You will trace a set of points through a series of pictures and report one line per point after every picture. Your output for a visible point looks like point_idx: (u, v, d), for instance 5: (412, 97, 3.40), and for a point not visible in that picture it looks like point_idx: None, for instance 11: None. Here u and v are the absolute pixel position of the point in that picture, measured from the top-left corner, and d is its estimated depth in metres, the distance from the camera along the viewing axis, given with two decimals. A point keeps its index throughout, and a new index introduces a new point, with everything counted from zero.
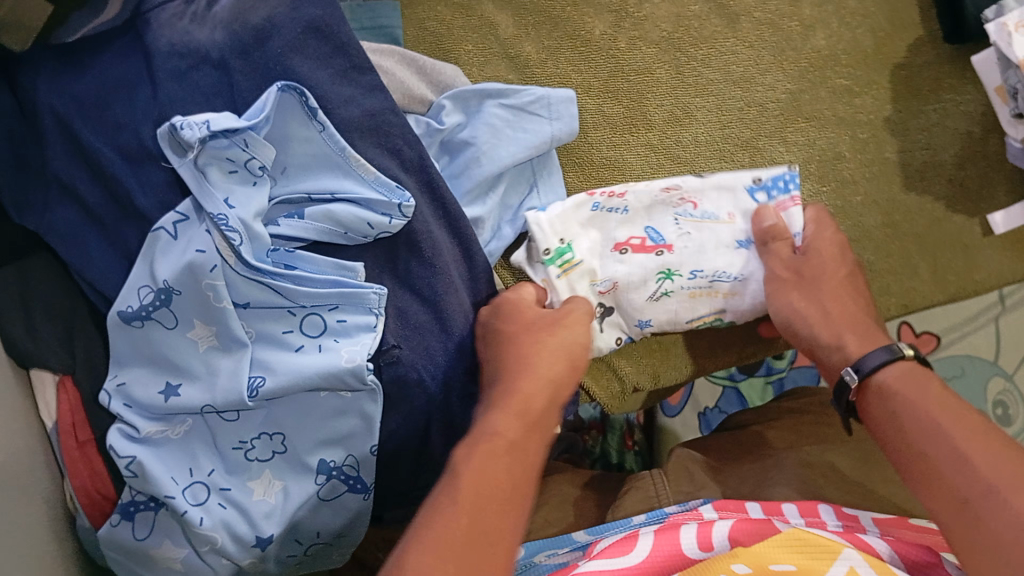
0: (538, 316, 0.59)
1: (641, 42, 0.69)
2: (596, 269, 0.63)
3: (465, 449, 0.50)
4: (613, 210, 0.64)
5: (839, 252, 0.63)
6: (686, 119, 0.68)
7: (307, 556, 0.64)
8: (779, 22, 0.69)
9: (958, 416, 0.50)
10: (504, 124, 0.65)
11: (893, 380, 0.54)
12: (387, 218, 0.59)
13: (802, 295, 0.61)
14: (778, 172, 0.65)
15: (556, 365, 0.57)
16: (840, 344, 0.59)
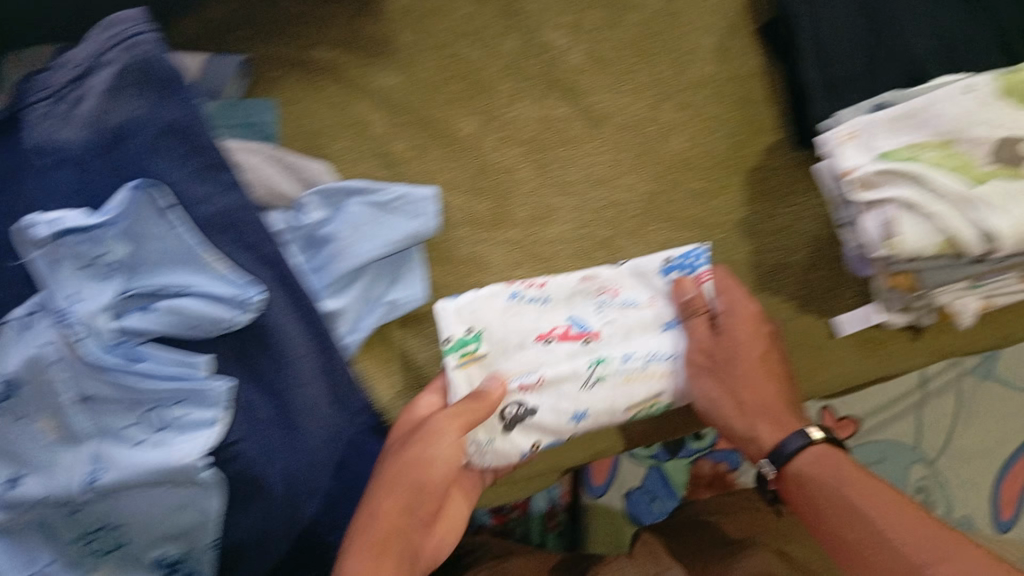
0: (405, 432, 0.62)
1: (507, 143, 0.72)
2: (520, 362, 0.65)
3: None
4: (531, 298, 0.67)
5: (754, 328, 0.64)
6: (548, 217, 0.71)
7: None
8: (639, 126, 0.72)
9: (871, 491, 0.56)
10: (365, 220, 0.67)
11: (810, 468, 0.59)
12: (233, 314, 0.61)
13: (716, 385, 0.64)
14: (688, 249, 0.68)
15: (405, 490, 0.58)
16: (755, 434, 0.62)
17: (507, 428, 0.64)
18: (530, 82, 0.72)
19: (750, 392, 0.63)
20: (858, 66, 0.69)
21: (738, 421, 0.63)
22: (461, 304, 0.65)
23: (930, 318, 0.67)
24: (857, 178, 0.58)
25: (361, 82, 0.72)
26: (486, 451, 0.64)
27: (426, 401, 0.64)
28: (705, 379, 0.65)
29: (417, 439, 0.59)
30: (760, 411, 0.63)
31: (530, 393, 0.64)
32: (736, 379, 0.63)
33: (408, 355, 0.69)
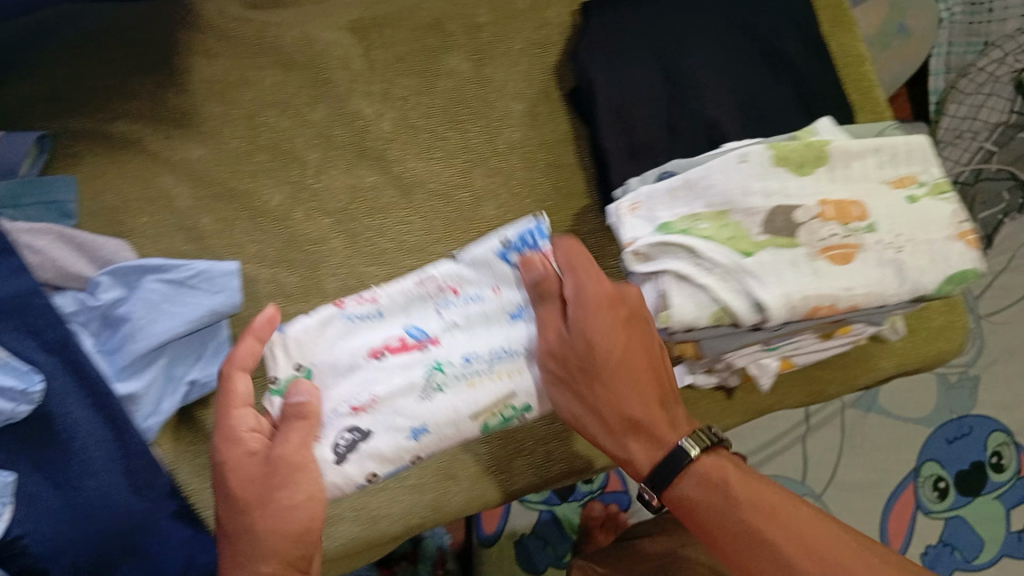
0: (239, 483, 0.53)
1: (317, 214, 0.71)
2: (352, 384, 0.61)
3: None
4: (362, 316, 0.63)
5: (612, 319, 0.54)
6: (359, 288, 0.71)
7: None
8: (450, 193, 0.72)
9: (768, 515, 0.50)
10: (161, 299, 0.66)
11: (693, 492, 0.53)
12: (13, 405, 0.59)
13: (572, 393, 0.56)
14: (524, 228, 0.61)
15: (282, 543, 0.53)
16: (625, 449, 0.55)
17: (339, 459, 0.60)
18: (339, 151, 0.72)
19: (613, 398, 0.54)
20: (660, 132, 0.70)
21: (614, 440, 0.56)
22: (289, 341, 0.60)
23: (736, 378, 0.68)
24: (636, 250, 0.58)
25: (165, 156, 0.71)
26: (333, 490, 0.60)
27: (242, 419, 0.55)
28: (567, 391, 0.58)
29: (269, 497, 0.53)
30: (634, 431, 0.55)
31: (362, 415, 0.61)
32: (603, 387, 0.55)
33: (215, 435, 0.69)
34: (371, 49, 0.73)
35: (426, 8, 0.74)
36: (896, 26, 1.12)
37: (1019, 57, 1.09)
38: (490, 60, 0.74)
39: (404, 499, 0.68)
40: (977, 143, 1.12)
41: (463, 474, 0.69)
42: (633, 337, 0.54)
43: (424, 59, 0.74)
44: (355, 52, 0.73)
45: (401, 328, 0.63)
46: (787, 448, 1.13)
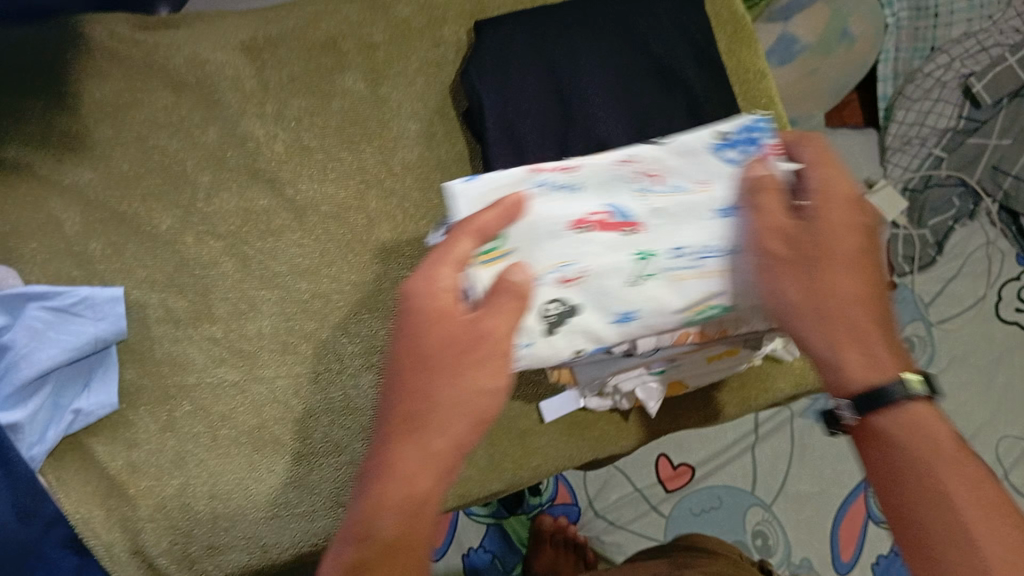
0: (410, 340, 0.46)
1: (208, 238, 0.70)
2: (555, 253, 0.54)
3: (363, 535, 0.45)
4: (557, 187, 0.55)
5: (846, 219, 0.50)
6: (251, 312, 0.70)
7: None
8: (344, 215, 0.72)
9: (974, 488, 0.45)
10: (44, 326, 0.64)
11: (900, 437, 0.48)
12: None
13: (793, 281, 0.51)
14: (745, 123, 0.58)
15: (453, 426, 0.47)
16: (840, 355, 0.49)
17: (548, 331, 0.55)
18: (232, 173, 0.71)
19: (835, 294, 0.49)
20: (550, 151, 0.69)
21: (826, 335, 0.50)
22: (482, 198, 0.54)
23: (628, 403, 0.69)
24: None
25: (55, 180, 0.70)
26: (523, 357, 0.55)
27: (444, 275, 0.47)
28: (784, 273, 0.51)
29: (472, 364, 0.47)
30: (853, 335, 0.49)
31: (571, 288, 0.55)
32: (825, 278, 0.49)
33: (102, 465, 0.67)
34: (264, 70, 0.72)
35: (321, 27, 0.73)
36: (840, 32, 1.16)
37: (965, 62, 1.19)
38: (386, 80, 0.74)
39: (295, 526, 0.68)
40: (926, 149, 1.21)
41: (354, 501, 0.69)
42: (869, 234, 0.51)
43: (319, 79, 0.73)
44: (247, 72, 0.72)
45: (607, 204, 0.56)
46: (737, 458, 1.23)
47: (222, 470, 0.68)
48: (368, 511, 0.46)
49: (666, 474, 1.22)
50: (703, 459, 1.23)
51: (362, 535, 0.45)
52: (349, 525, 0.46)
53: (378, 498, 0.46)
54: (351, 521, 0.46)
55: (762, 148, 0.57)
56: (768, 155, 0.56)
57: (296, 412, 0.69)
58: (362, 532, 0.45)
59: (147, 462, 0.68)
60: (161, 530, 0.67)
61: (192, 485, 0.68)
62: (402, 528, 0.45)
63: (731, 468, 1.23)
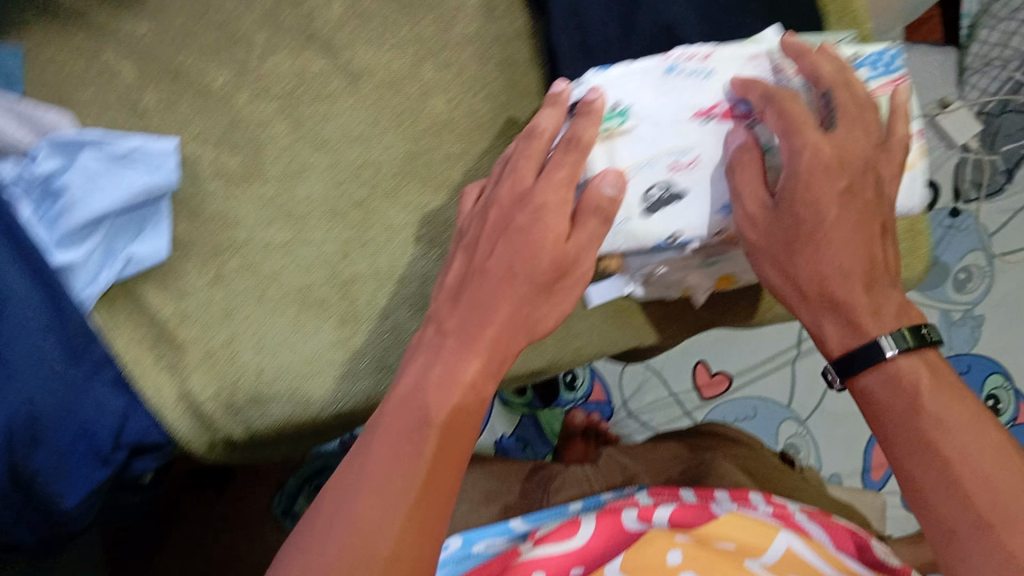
0: (524, 233, 0.56)
1: (261, 97, 0.71)
2: (664, 139, 0.59)
3: (439, 394, 0.52)
4: (690, 71, 0.60)
5: (828, 183, 0.56)
6: (302, 174, 0.71)
7: None
8: (399, 84, 0.72)
9: (945, 388, 0.52)
10: (97, 173, 0.66)
11: (874, 384, 0.54)
12: None
13: (774, 270, 0.59)
14: (882, 49, 0.63)
15: (550, 310, 0.58)
16: (822, 330, 0.58)
17: (646, 211, 0.59)
18: (287, 34, 0.71)
19: (816, 276, 0.57)
20: (613, 29, 0.66)
21: (809, 306, 0.58)
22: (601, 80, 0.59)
23: (677, 293, 0.68)
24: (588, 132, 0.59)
25: (111, 29, 0.70)
26: (620, 241, 0.59)
27: (563, 171, 0.57)
28: (764, 262, 0.59)
29: (579, 258, 0.57)
30: (838, 306, 0.57)
31: (678, 175, 0.59)
32: (801, 267, 0.57)
33: (153, 310, 0.68)
34: None
35: None
36: None
37: None
38: None
39: (338, 383, 0.68)
40: (1007, 72, 1.14)
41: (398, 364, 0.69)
42: (851, 189, 0.57)
43: None
44: None
45: (730, 92, 0.60)
46: (777, 370, 1.31)
47: (264, 325, 0.69)
48: (443, 369, 0.53)
49: (703, 380, 1.33)
50: (740, 369, 1.33)
51: (459, 381, 0.53)
52: (411, 384, 0.53)
53: (458, 357, 0.54)
54: (420, 378, 0.53)
55: (895, 77, 0.63)
56: (892, 86, 0.62)
57: (340, 275, 0.70)
58: (441, 383, 0.53)
59: (196, 310, 0.68)
60: (207, 374, 0.68)
61: (240, 335, 0.68)
62: (482, 373, 0.54)
63: (765, 383, 1.32)
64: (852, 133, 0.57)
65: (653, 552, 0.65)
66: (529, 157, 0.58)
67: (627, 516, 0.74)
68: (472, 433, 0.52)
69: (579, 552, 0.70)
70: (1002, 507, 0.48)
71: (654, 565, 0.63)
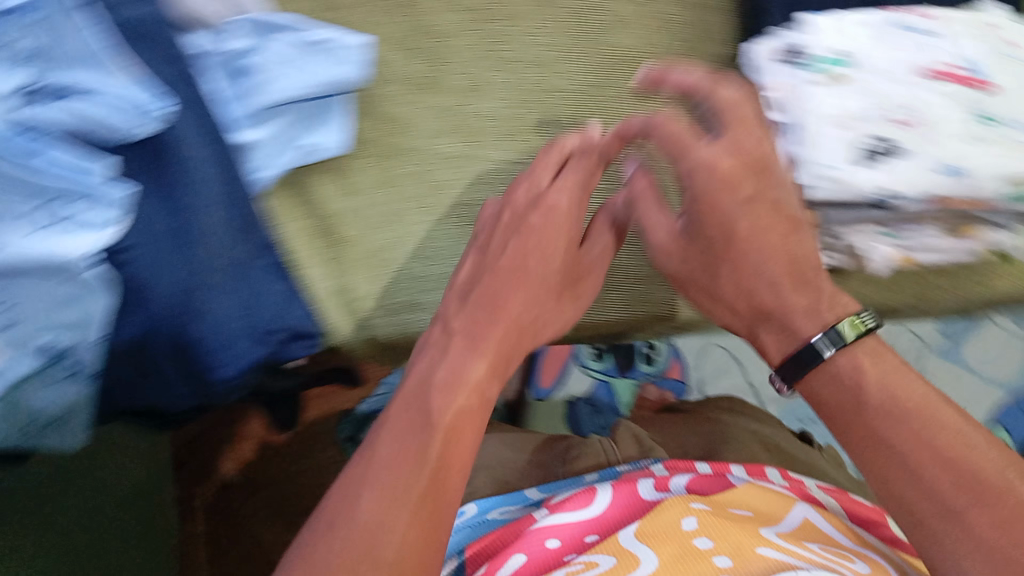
0: (541, 240, 0.65)
1: (453, 6, 0.70)
2: (892, 91, 0.66)
3: (445, 392, 0.52)
4: (914, 30, 0.69)
5: (749, 203, 0.57)
6: (481, 89, 0.71)
7: (25, 440, 0.65)
8: (586, 13, 0.72)
9: (895, 383, 0.50)
10: (288, 58, 0.67)
11: (822, 387, 0.53)
12: (141, 121, 0.61)
13: (729, 283, 0.59)
14: None
15: (555, 317, 0.67)
16: (761, 344, 0.59)
17: (871, 159, 0.64)
18: None
19: (740, 285, 0.58)
20: None
21: (745, 319, 0.59)
22: (813, 23, 0.67)
23: (849, 262, 0.73)
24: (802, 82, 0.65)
25: None
26: (826, 178, 0.63)
27: (568, 187, 0.67)
28: (699, 275, 0.61)
29: (583, 265, 0.69)
30: (774, 317, 0.57)
31: (903, 128, 0.64)
32: (721, 281, 0.59)
33: (322, 203, 0.70)
34: None
35: None
36: None
37: None
38: None
39: None
40: None
41: None
42: (760, 195, 0.58)
43: None
44: None
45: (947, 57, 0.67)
46: None
47: (436, 236, 0.71)
48: (454, 367, 0.54)
49: None
50: None
51: (459, 382, 0.53)
52: (414, 378, 0.54)
53: (467, 357, 0.56)
54: (427, 374, 0.53)
55: None
56: None
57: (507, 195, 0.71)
58: (449, 379, 0.53)
59: (364, 211, 0.70)
60: (370, 274, 0.71)
61: (405, 242, 0.71)
62: (495, 361, 0.57)
63: None
64: (748, 130, 0.58)
65: (664, 517, 0.60)
66: (541, 168, 0.68)
67: (646, 486, 0.68)
68: (473, 438, 0.50)
69: (596, 521, 0.64)
70: (972, 487, 0.44)
71: (667, 529, 0.58)
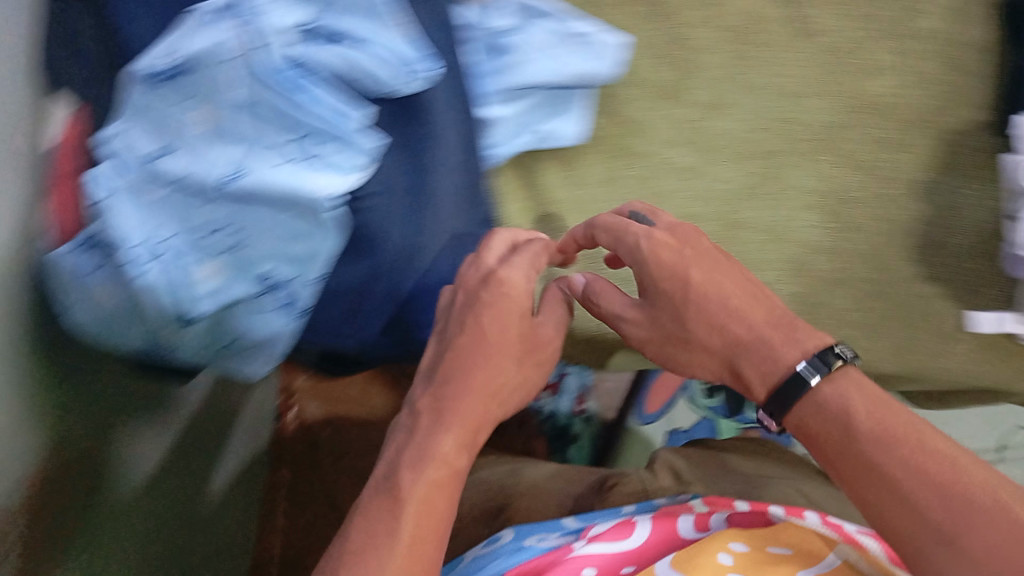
0: (497, 318, 0.64)
1: (708, 23, 0.72)
2: None
3: (413, 468, 0.58)
4: None
5: (672, 254, 0.63)
6: (724, 108, 0.72)
7: (227, 353, 0.68)
8: (844, 53, 0.73)
9: (894, 417, 0.53)
10: (549, 45, 0.68)
11: (805, 416, 0.56)
12: (408, 79, 0.62)
13: (701, 327, 0.62)
14: None
15: (523, 374, 0.66)
16: (750, 390, 0.61)
17: None
18: None
19: (700, 308, 0.62)
20: None
21: (723, 360, 0.62)
22: None
23: None
24: None
25: None
26: None
27: (524, 259, 0.67)
28: (674, 343, 0.64)
29: (545, 339, 0.68)
30: (744, 351, 0.60)
31: None
32: (692, 336, 0.63)
33: (548, 189, 0.72)
34: None
35: None
36: None
37: None
38: None
39: None
40: None
41: None
42: (705, 259, 0.63)
43: None
44: None
45: None
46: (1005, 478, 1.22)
47: None
48: (424, 446, 0.59)
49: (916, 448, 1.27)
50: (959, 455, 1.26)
51: (428, 458, 0.59)
52: (384, 465, 0.60)
53: (442, 434, 0.60)
54: (398, 458, 0.60)
55: None
56: None
57: (729, 215, 0.71)
58: (418, 457, 0.59)
59: (585, 206, 0.72)
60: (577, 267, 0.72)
61: None
62: (473, 412, 0.62)
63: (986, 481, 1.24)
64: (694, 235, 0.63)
65: (702, 550, 0.59)
66: (494, 241, 0.67)
67: (683, 524, 0.67)
68: (443, 510, 0.57)
69: (630, 554, 0.64)
70: (957, 502, 0.47)
71: (699, 558, 0.58)
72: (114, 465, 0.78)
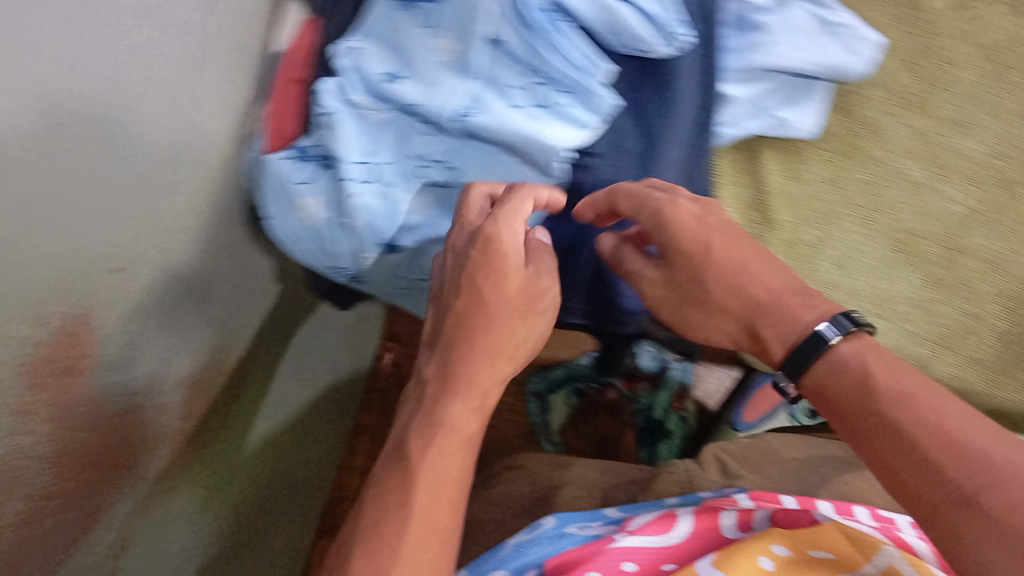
0: (488, 271, 0.58)
1: (967, 38, 0.73)
2: None
3: (425, 436, 0.54)
4: None
5: (692, 221, 0.58)
6: (967, 126, 0.72)
7: (404, 289, 0.71)
8: None
9: (898, 370, 0.46)
10: (804, 30, 0.65)
11: (824, 373, 0.48)
12: (657, 41, 0.61)
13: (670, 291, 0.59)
14: None
15: (516, 343, 0.59)
16: (704, 339, 0.58)
17: None
18: None
19: (746, 301, 0.54)
20: None
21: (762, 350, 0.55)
22: None
23: None
24: None
25: None
26: None
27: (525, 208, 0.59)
28: (691, 310, 0.58)
29: (538, 274, 0.60)
30: (782, 334, 0.52)
31: None
32: (723, 316, 0.56)
33: (767, 178, 0.71)
34: None
35: None
36: None
37: None
38: None
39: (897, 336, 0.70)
40: None
41: (959, 351, 0.70)
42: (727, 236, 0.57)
43: None
44: None
45: None
46: None
47: (859, 248, 0.70)
48: (438, 416, 0.54)
49: None
50: None
51: (405, 452, 0.53)
52: (394, 441, 0.55)
53: (444, 433, 0.54)
54: (402, 436, 0.55)
55: None
56: None
57: (952, 239, 0.71)
58: (429, 450, 0.53)
59: (802, 200, 0.71)
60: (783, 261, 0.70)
61: (829, 246, 0.70)
62: (457, 422, 0.54)
63: None
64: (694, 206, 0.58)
65: (742, 551, 0.52)
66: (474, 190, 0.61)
67: (726, 520, 0.60)
68: (460, 477, 0.53)
69: (672, 550, 0.57)
70: (963, 458, 0.41)
71: (744, 556, 0.51)
72: (244, 368, 0.81)
